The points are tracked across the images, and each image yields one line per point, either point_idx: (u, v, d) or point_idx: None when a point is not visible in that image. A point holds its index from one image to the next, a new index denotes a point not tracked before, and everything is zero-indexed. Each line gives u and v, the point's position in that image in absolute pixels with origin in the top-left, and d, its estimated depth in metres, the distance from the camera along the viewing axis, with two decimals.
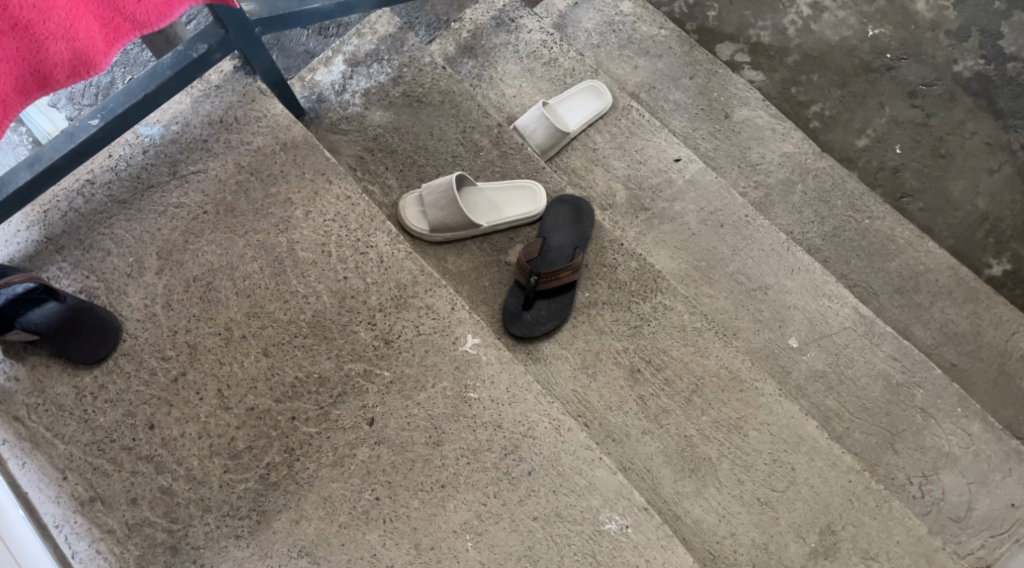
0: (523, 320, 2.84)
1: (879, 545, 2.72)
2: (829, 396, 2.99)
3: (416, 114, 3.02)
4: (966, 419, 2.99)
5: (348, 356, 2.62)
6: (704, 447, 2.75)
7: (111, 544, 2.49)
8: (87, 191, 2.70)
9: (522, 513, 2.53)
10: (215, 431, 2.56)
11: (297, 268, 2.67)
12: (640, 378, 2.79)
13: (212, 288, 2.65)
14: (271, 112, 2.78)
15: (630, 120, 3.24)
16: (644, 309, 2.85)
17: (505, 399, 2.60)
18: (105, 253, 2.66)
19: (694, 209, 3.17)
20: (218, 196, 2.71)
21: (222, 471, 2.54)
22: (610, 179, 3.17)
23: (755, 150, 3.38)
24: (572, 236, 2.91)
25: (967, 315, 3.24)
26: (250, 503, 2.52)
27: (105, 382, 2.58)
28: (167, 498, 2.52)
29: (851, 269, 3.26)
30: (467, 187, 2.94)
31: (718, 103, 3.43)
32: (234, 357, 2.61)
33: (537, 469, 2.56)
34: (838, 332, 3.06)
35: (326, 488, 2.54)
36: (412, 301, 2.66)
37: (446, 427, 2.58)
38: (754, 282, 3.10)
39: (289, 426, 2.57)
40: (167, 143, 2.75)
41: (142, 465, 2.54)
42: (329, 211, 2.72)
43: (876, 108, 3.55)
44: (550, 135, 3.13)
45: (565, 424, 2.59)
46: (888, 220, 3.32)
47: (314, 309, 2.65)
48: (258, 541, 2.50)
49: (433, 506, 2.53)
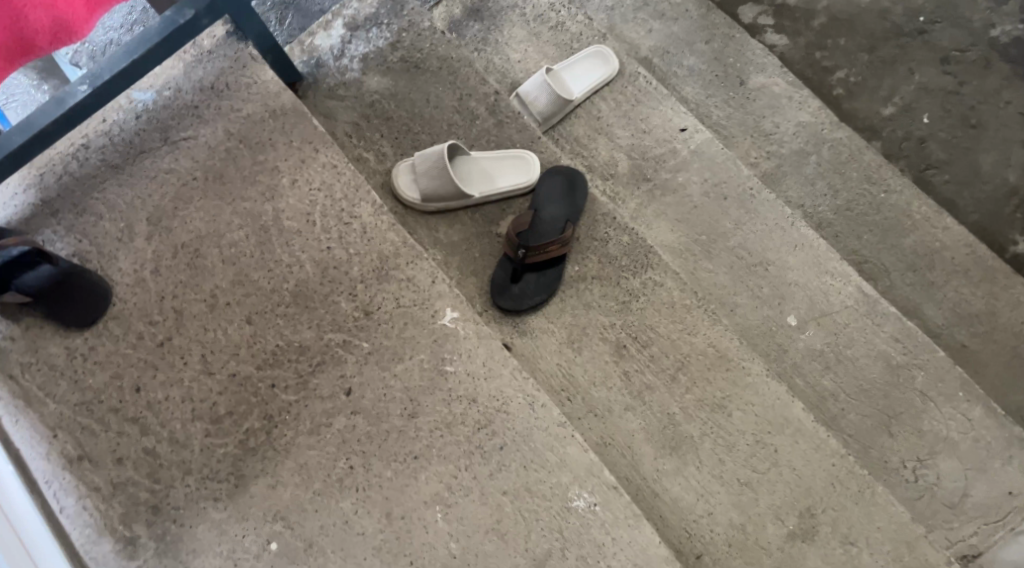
0: (510, 293, 2.82)
1: (859, 530, 2.67)
2: (826, 376, 2.94)
3: (413, 80, 2.99)
4: (967, 404, 2.92)
5: (329, 326, 2.65)
6: (686, 426, 2.74)
7: (96, 501, 2.58)
8: (81, 155, 2.75)
9: (493, 487, 2.56)
10: (198, 396, 2.63)
11: (282, 237, 2.71)
12: (627, 354, 2.78)
13: (199, 255, 2.70)
14: (262, 78, 2.80)
15: (636, 87, 3.16)
16: (633, 285, 2.83)
17: (481, 372, 2.62)
18: (98, 217, 2.72)
19: (698, 180, 3.08)
20: (208, 162, 2.75)
21: (204, 435, 2.61)
22: (613, 148, 3.10)
23: (769, 119, 3.27)
24: (564, 209, 2.88)
25: (982, 295, 3.15)
26: (229, 467, 2.59)
27: (94, 344, 2.66)
28: (150, 459, 2.60)
29: (862, 244, 3.17)
30: (460, 156, 2.90)
31: (734, 69, 3.32)
32: (219, 324, 2.66)
33: (509, 444, 2.58)
34: (839, 311, 2.98)
35: (302, 455, 2.59)
36: (393, 273, 2.68)
37: (423, 400, 2.60)
38: (756, 257, 3.02)
39: (269, 394, 2.62)
40: (159, 109, 2.78)
41: (128, 426, 2.62)
42: (315, 180, 2.74)
43: (904, 75, 3.43)
44: (552, 103, 3.07)
45: (539, 401, 2.60)
46: (905, 194, 3.23)
47: (297, 279, 2.68)
48: (236, 503, 2.57)
49: (405, 477, 2.56)
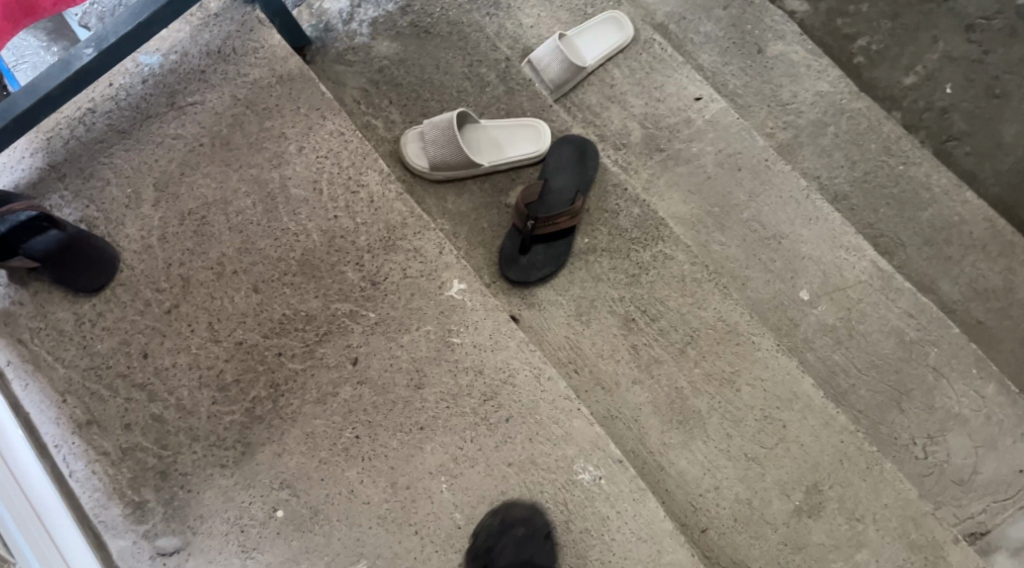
0: (519, 264, 2.80)
1: (866, 507, 2.64)
2: (837, 351, 2.92)
3: (423, 46, 2.95)
4: (980, 381, 2.88)
5: (335, 296, 2.64)
6: (694, 400, 2.73)
7: (105, 466, 2.60)
8: (88, 119, 2.74)
9: (498, 458, 2.55)
10: (205, 363, 2.64)
11: (289, 205, 2.69)
12: (635, 327, 2.78)
13: (207, 223, 2.70)
14: (269, 43, 2.77)
15: (651, 55, 3.10)
16: (643, 257, 2.81)
17: (488, 344, 2.60)
18: (105, 182, 2.72)
19: (712, 150, 3.04)
20: (215, 128, 2.73)
21: (211, 403, 2.62)
22: (626, 117, 3.05)
23: (787, 88, 3.21)
24: (575, 179, 2.84)
25: (1000, 270, 3.10)
26: (235, 435, 2.60)
27: (102, 310, 2.67)
28: (158, 425, 2.61)
29: (879, 218, 3.13)
30: (469, 124, 2.87)
31: (752, 36, 3.24)
32: (226, 292, 2.66)
33: (515, 417, 2.57)
34: (853, 286, 2.95)
35: (308, 424, 2.59)
36: (400, 243, 2.66)
37: (429, 370, 2.59)
38: (769, 231, 2.99)
39: (276, 362, 2.62)
40: (165, 73, 2.76)
41: (136, 392, 2.63)
42: (322, 147, 2.72)
43: (927, 43, 3.36)
44: (564, 70, 3.02)
45: (546, 374, 2.59)
46: (925, 165, 3.17)
47: (304, 247, 2.67)
48: (242, 470, 2.58)
49: (411, 447, 2.56)
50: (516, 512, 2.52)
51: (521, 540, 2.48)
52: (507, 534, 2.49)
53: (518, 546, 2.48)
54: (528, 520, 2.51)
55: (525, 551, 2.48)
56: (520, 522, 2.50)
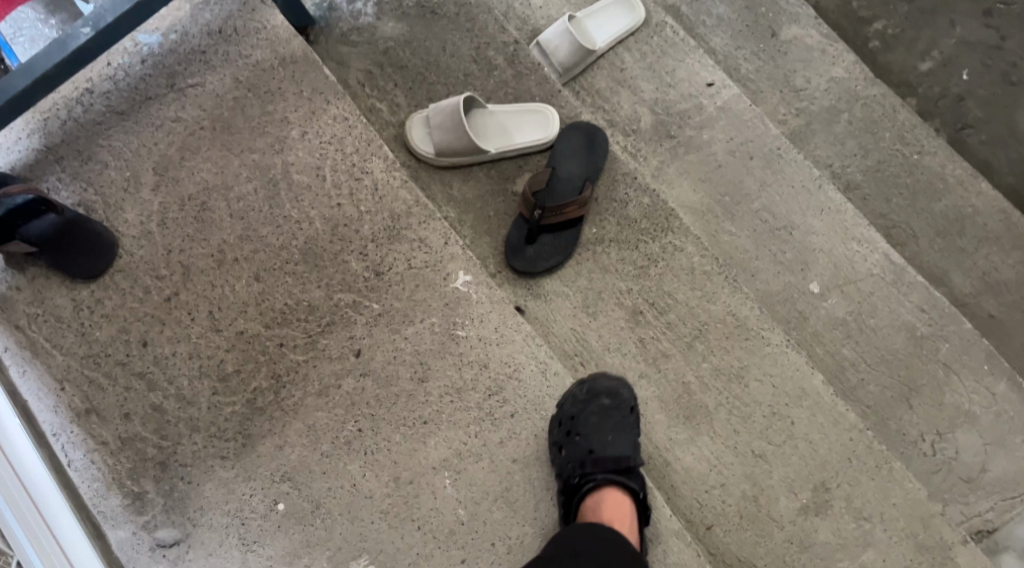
0: (525, 254, 2.76)
1: (874, 506, 2.62)
2: (846, 345, 2.88)
3: (429, 27, 2.86)
4: (991, 378, 2.86)
5: (338, 286, 2.59)
6: (701, 395, 2.69)
7: (104, 456, 2.55)
8: (86, 100, 2.67)
9: (502, 454, 2.50)
10: (205, 352, 2.59)
11: (291, 192, 2.63)
12: (643, 320, 2.73)
13: (207, 209, 2.64)
14: (272, 23, 2.68)
15: (662, 38, 3.03)
16: (653, 249, 2.76)
17: (493, 338, 2.55)
18: (103, 165, 2.65)
19: (723, 138, 2.97)
20: (216, 111, 2.65)
21: (211, 393, 2.57)
22: (636, 102, 2.99)
23: (800, 74, 3.14)
24: (583, 167, 2.79)
25: (1013, 263, 3.06)
26: (236, 426, 2.55)
27: (101, 296, 2.62)
28: (158, 415, 2.57)
29: (891, 208, 3.08)
30: (476, 109, 2.80)
31: (766, 19, 3.17)
32: (227, 280, 2.61)
33: (520, 412, 2.52)
34: (864, 279, 2.91)
35: (309, 416, 2.54)
36: (405, 233, 2.60)
37: (433, 363, 2.55)
38: (780, 221, 2.93)
39: (277, 352, 2.58)
40: (165, 53, 2.67)
41: (135, 381, 2.58)
42: (326, 133, 2.64)
43: (945, 27, 3.29)
44: (574, 52, 2.94)
45: (552, 369, 2.55)
46: (939, 155, 3.12)
47: (307, 236, 2.61)
48: (243, 462, 2.53)
49: (414, 441, 2.51)
50: (600, 385, 2.57)
51: (605, 410, 2.54)
52: (592, 404, 2.54)
53: (602, 415, 2.53)
54: (611, 392, 2.58)
55: (609, 420, 2.53)
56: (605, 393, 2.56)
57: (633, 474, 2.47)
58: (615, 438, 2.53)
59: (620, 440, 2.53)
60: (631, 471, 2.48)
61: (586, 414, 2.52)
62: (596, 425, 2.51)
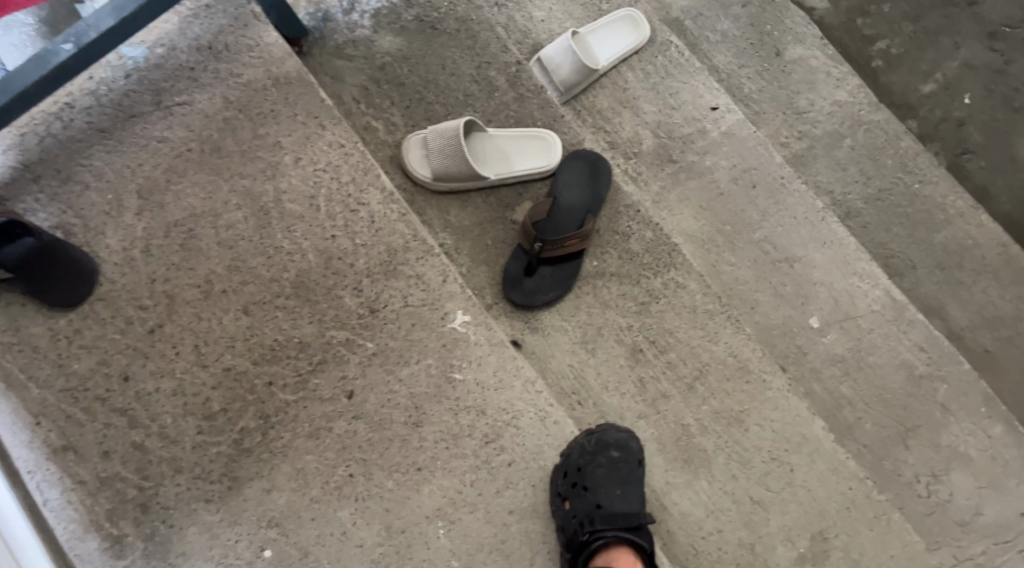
0: (524, 286, 2.65)
1: (870, 557, 2.60)
2: (844, 383, 2.82)
3: (428, 43, 2.75)
4: (988, 420, 2.84)
5: (331, 322, 2.47)
6: (701, 438, 2.63)
7: (82, 496, 2.42)
8: (66, 115, 2.50)
9: (499, 505, 2.42)
10: (191, 389, 2.46)
11: (283, 222, 2.50)
12: (642, 359, 2.65)
13: (194, 236, 2.49)
14: (265, 41, 2.56)
15: (667, 57, 2.92)
16: (655, 285, 2.69)
17: (491, 383, 2.46)
18: (84, 186, 2.49)
19: (726, 165, 2.88)
20: (204, 132, 2.51)
21: (196, 432, 2.45)
22: (638, 124, 2.87)
23: (804, 95, 3.06)
24: (587, 196, 2.69)
25: (1010, 298, 3.01)
26: (221, 468, 2.43)
27: (80, 326, 2.47)
28: (139, 454, 2.44)
29: (891, 237, 3.02)
30: (476, 132, 2.68)
31: (771, 37, 3.08)
32: (214, 313, 2.48)
33: (518, 461, 2.44)
34: (864, 316, 2.85)
35: (299, 459, 2.43)
36: (402, 269, 2.49)
37: (428, 408, 2.45)
38: (781, 253, 2.85)
39: (265, 391, 2.46)
40: (151, 68, 2.52)
41: (116, 418, 2.45)
42: (320, 160, 2.52)
43: (949, 49, 3.20)
44: (577, 71, 2.80)
45: (552, 417, 2.46)
46: (941, 185, 3.06)
47: (299, 268, 2.49)
48: (228, 506, 2.42)
49: (407, 489, 2.42)
50: (610, 436, 2.49)
51: (614, 463, 2.46)
52: (602, 456, 2.46)
53: (611, 467, 2.46)
54: (621, 444, 2.50)
55: (618, 473, 2.46)
56: (615, 445, 2.48)
57: (643, 533, 2.41)
58: (624, 492, 2.47)
59: (628, 494, 2.47)
60: (640, 529, 2.42)
61: (595, 466, 2.45)
62: (606, 478, 2.44)
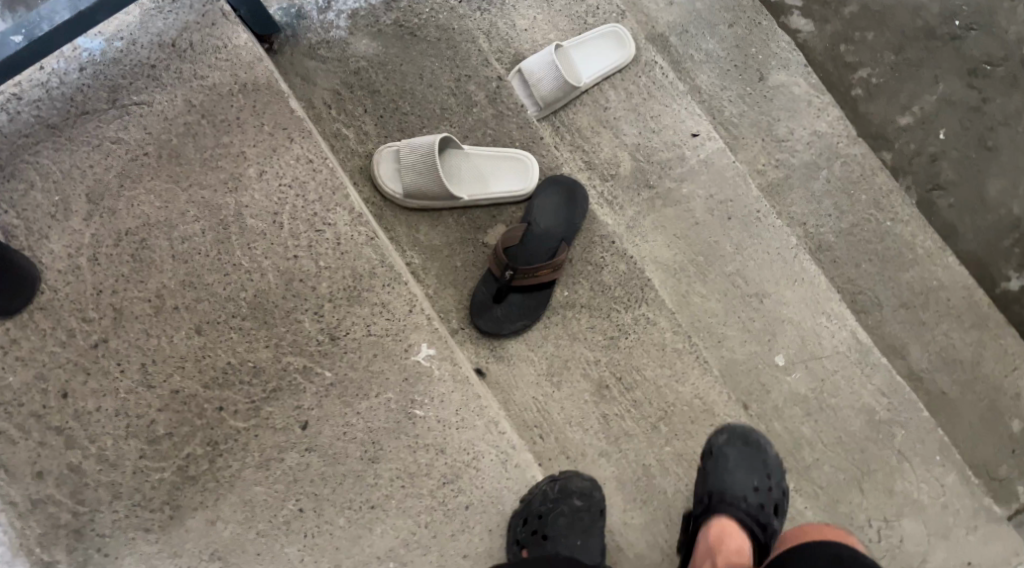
0: (492, 314, 2.57)
1: None
2: (805, 423, 2.70)
3: (406, 49, 2.67)
4: (942, 469, 2.71)
5: (288, 348, 2.34)
6: (661, 480, 2.54)
7: (11, 517, 2.25)
8: (13, 106, 2.35)
9: (453, 549, 2.31)
10: (134, 411, 2.29)
11: (243, 238, 2.36)
12: (608, 395, 2.56)
13: (146, 247, 2.34)
14: (234, 43, 2.44)
15: (650, 78, 2.84)
16: (625, 320, 2.61)
17: (453, 421, 2.36)
18: (28, 185, 2.33)
19: (703, 195, 2.80)
20: (163, 136, 2.38)
21: (138, 456, 2.28)
22: (617, 146, 2.79)
23: (783, 124, 3.01)
24: (562, 224, 2.63)
25: (970, 341, 2.95)
26: (164, 496, 2.28)
27: (16, 337, 2.29)
28: (75, 476, 2.27)
29: (859, 273, 2.95)
30: (452, 149, 2.60)
31: (755, 61, 3.04)
32: (164, 330, 2.32)
33: (476, 503, 2.34)
34: (829, 356, 2.74)
35: (247, 490, 2.29)
36: (367, 295, 2.37)
37: (386, 444, 2.33)
38: (751, 288, 2.77)
39: (215, 417, 2.31)
40: (108, 63, 2.39)
41: (52, 437, 2.27)
42: (286, 174, 2.40)
43: (927, 82, 3.11)
44: (558, 88, 2.74)
45: (513, 460, 2.37)
46: (911, 225, 2.99)
47: (258, 289, 2.35)
48: (168, 537, 2.27)
49: (359, 527, 2.30)
50: (573, 484, 2.43)
51: (577, 512, 2.42)
52: (564, 505, 2.40)
53: (573, 516, 2.41)
54: (584, 493, 2.44)
55: (580, 523, 2.42)
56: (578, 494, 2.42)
57: None
58: (585, 542, 2.43)
59: (589, 544, 2.43)
60: None
61: (557, 514, 2.39)
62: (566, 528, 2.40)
